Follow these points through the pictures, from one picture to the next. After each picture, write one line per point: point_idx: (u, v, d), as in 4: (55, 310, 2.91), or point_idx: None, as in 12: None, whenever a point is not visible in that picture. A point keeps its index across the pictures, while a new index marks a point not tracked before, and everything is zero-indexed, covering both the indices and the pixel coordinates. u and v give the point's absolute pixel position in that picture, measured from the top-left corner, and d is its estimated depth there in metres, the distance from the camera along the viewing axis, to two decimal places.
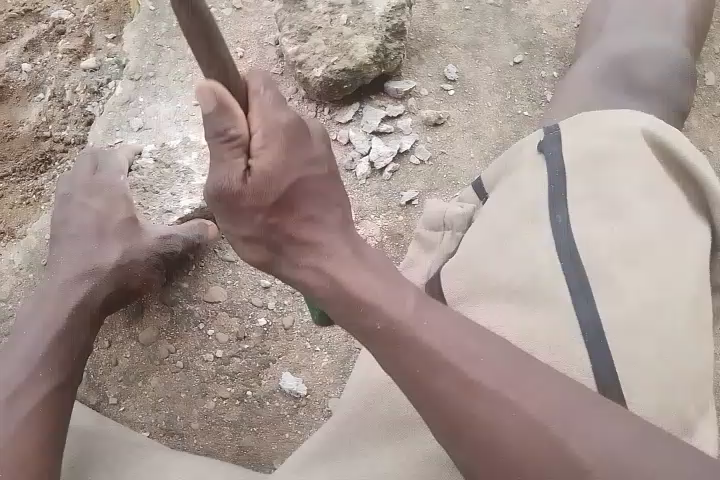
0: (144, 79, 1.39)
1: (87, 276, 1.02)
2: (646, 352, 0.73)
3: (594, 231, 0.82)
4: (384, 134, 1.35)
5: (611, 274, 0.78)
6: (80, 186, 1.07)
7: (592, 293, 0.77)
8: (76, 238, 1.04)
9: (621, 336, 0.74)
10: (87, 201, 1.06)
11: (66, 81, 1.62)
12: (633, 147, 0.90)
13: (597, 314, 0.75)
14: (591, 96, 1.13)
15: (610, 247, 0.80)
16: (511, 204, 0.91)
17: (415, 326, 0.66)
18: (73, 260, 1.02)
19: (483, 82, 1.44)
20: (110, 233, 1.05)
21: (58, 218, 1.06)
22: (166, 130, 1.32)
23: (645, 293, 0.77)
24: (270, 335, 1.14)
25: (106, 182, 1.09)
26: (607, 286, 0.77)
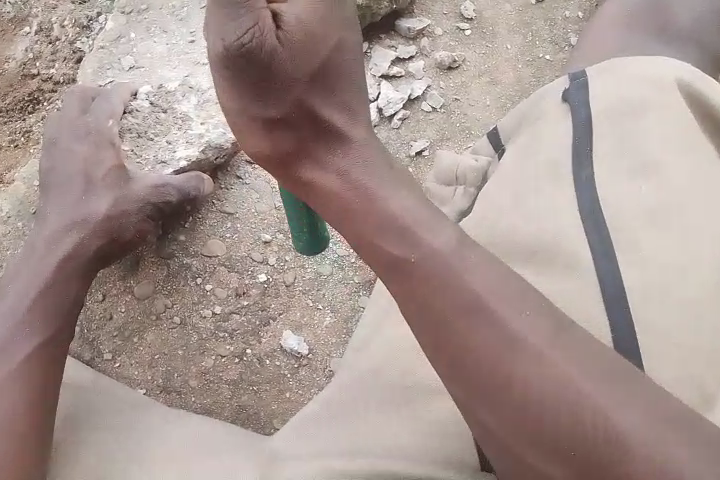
0: (137, 13, 1.28)
1: (75, 228, 0.95)
2: (670, 318, 0.66)
3: (620, 190, 0.74)
4: (394, 78, 1.25)
5: (635, 232, 0.71)
6: (66, 130, 1.00)
7: (613, 249, 0.70)
8: (64, 187, 0.98)
9: (644, 301, 0.67)
10: (73, 146, 0.99)
11: (54, 14, 1.51)
12: (669, 99, 0.81)
13: (616, 270, 0.69)
14: (623, 38, 1.02)
15: (636, 205, 0.73)
16: (530, 160, 0.83)
17: (450, 270, 0.65)
18: (61, 213, 0.96)
19: (502, 22, 1.32)
20: (99, 180, 0.98)
21: (45, 166, 0.99)
22: (160, 69, 1.23)
23: (680, 256, 0.69)
24: (271, 291, 1.10)
25: (92, 124, 1.01)
26: (631, 249, 0.70)
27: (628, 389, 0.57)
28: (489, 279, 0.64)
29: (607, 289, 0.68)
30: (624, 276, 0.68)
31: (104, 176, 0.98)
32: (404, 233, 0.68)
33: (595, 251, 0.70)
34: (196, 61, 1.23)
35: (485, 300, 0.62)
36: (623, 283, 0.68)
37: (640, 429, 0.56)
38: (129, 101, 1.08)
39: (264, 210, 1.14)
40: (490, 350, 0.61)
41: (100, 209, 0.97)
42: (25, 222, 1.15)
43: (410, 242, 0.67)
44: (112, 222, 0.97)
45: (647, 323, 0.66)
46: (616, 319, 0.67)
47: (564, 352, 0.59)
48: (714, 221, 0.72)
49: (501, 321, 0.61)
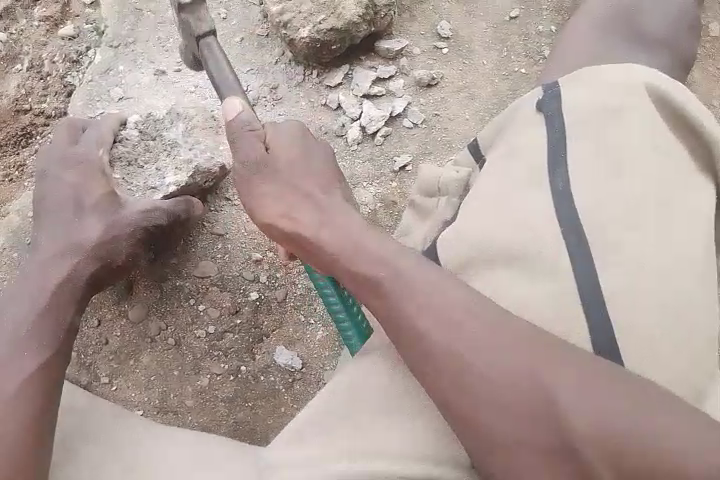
0: (124, 46, 1.33)
1: (67, 256, 0.97)
2: (648, 323, 0.70)
3: (596, 200, 0.77)
4: (376, 97, 1.29)
5: (612, 241, 0.74)
6: (57, 161, 1.03)
7: (592, 260, 0.73)
8: (56, 215, 1.00)
9: (622, 303, 0.71)
10: (63, 176, 1.02)
11: (44, 51, 1.56)
12: (638, 104, 0.84)
13: (596, 280, 0.72)
14: (594, 47, 1.07)
15: (611, 213, 0.76)
16: (507, 170, 0.86)
17: (411, 284, 0.72)
18: (53, 241, 0.98)
19: (478, 38, 1.37)
20: (89, 207, 1.00)
21: (37, 197, 1.02)
22: (147, 99, 1.26)
23: (658, 260, 0.73)
24: (263, 308, 1.12)
25: (82, 153, 1.03)
26: (610, 258, 0.73)
27: (578, 378, 0.62)
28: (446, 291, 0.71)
29: (580, 284, 0.72)
30: (603, 286, 0.71)
31: (95, 202, 1.00)
32: (377, 258, 0.76)
33: (568, 243, 0.75)
34: (184, 89, 1.27)
35: (442, 308, 0.69)
36: (599, 282, 0.72)
37: (587, 409, 0.61)
38: (118, 130, 1.11)
39: (254, 228, 1.15)
40: (447, 355, 0.68)
41: (92, 235, 0.98)
42: (20, 252, 1.18)
43: (371, 263, 0.76)
44: (104, 247, 0.99)
45: (624, 326, 0.70)
46: (595, 322, 0.70)
47: (512, 349, 0.65)
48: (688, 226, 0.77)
49: (461, 330, 0.68)
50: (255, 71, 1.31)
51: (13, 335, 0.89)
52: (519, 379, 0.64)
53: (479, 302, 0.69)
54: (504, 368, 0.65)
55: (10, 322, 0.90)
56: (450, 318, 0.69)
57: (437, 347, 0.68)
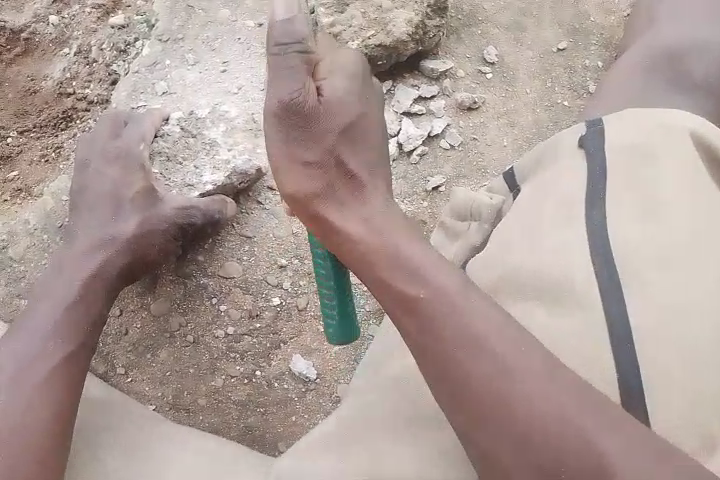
0: (173, 41, 1.34)
1: (101, 249, 0.98)
2: (674, 361, 0.68)
3: (632, 234, 0.76)
4: (416, 115, 1.29)
5: (644, 278, 0.72)
6: (97, 152, 1.04)
7: (622, 293, 0.72)
8: (94, 206, 1.01)
9: (650, 338, 0.69)
10: (104, 168, 1.03)
11: (93, 38, 1.59)
12: (679, 146, 0.84)
13: (625, 315, 0.70)
14: (643, 87, 1.05)
15: (646, 249, 0.74)
16: (544, 203, 0.85)
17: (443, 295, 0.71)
18: (89, 233, 0.99)
19: (523, 67, 1.37)
20: (128, 200, 1.01)
21: (76, 187, 1.03)
22: (191, 95, 1.28)
23: (692, 298, 0.71)
24: (284, 315, 1.12)
25: (124, 146, 1.04)
26: (641, 294, 0.71)
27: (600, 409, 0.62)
28: (475, 310, 0.69)
29: (612, 321, 0.70)
30: (632, 319, 0.70)
31: (134, 197, 1.02)
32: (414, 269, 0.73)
33: (600, 269, 0.74)
34: (226, 88, 1.28)
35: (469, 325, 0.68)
36: (628, 320, 0.70)
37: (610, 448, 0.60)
38: (159, 126, 1.12)
39: (282, 235, 1.16)
40: (472, 370, 0.66)
41: (126, 229, 0.99)
42: (51, 234, 1.19)
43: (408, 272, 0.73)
44: (139, 242, 1.00)
45: (649, 363, 0.68)
46: (623, 357, 0.69)
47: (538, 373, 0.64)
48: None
49: (496, 357, 0.66)
50: None
51: (43, 328, 0.90)
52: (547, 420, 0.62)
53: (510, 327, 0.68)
54: (529, 390, 0.64)
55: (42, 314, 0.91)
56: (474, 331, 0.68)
57: (464, 362, 0.67)
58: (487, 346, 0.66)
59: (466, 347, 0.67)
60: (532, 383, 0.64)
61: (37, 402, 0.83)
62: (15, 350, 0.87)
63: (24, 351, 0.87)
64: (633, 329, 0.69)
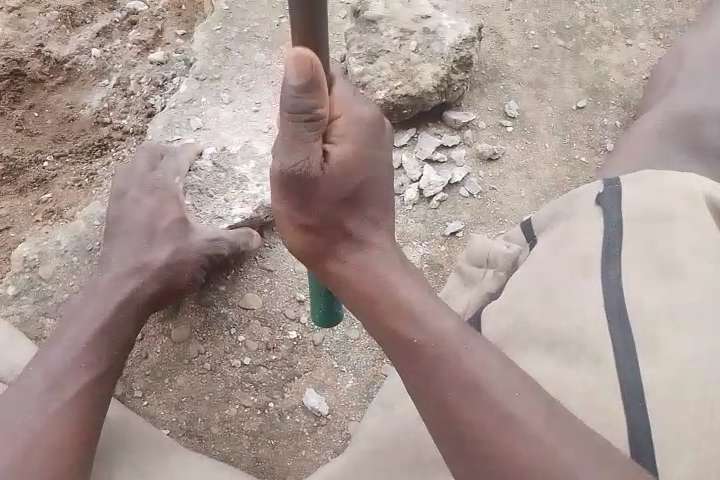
0: (210, 80, 1.42)
1: (135, 274, 1.01)
2: (687, 419, 0.69)
3: (646, 293, 0.79)
4: (437, 162, 1.34)
5: (658, 336, 0.75)
6: (135, 183, 1.09)
7: (636, 350, 0.74)
8: (129, 234, 1.05)
9: (662, 398, 0.70)
10: (141, 198, 1.08)
11: (132, 71, 1.67)
12: (695, 210, 0.86)
13: (638, 371, 0.72)
14: (658, 149, 1.10)
15: (659, 308, 0.77)
16: (559, 258, 0.88)
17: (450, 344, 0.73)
18: (124, 258, 1.02)
19: (543, 122, 1.42)
20: (160, 231, 1.05)
21: (113, 214, 1.07)
22: (223, 132, 1.34)
23: (705, 359, 0.73)
24: (299, 349, 1.14)
25: (160, 178, 1.11)
26: (654, 351, 0.74)
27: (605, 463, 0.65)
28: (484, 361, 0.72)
29: (625, 379, 0.72)
30: (644, 375, 0.72)
31: (167, 226, 1.06)
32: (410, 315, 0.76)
33: (612, 325, 0.77)
34: (257, 126, 1.34)
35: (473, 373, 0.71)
36: (640, 376, 0.72)
37: None
38: (194, 160, 1.19)
39: (302, 269, 1.19)
40: (476, 415, 0.69)
41: (158, 257, 1.03)
42: (80, 257, 1.23)
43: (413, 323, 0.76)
44: (169, 270, 1.04)
45: (662, 420, 0.69)
46: (635, 417, 0.70)
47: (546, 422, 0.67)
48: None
49: (505, 405, 0.69)
50: None
51: (76, 344, 0.92)
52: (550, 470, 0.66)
53: (518, 379, 0.71)
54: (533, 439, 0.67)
55: (75, 332, 0.94)
56: (477, 381, 0.70)
57: (471, 411, 0.69)
58: (477, 382, 0.70)
59: (462, 389, 0.71)
60: (522, 420, 0.68)
61: (66, 414, 0.84)
62: (47, 363, 0.89)
63: (56, 364, 0.89)
64: (645, 385, 0.71)
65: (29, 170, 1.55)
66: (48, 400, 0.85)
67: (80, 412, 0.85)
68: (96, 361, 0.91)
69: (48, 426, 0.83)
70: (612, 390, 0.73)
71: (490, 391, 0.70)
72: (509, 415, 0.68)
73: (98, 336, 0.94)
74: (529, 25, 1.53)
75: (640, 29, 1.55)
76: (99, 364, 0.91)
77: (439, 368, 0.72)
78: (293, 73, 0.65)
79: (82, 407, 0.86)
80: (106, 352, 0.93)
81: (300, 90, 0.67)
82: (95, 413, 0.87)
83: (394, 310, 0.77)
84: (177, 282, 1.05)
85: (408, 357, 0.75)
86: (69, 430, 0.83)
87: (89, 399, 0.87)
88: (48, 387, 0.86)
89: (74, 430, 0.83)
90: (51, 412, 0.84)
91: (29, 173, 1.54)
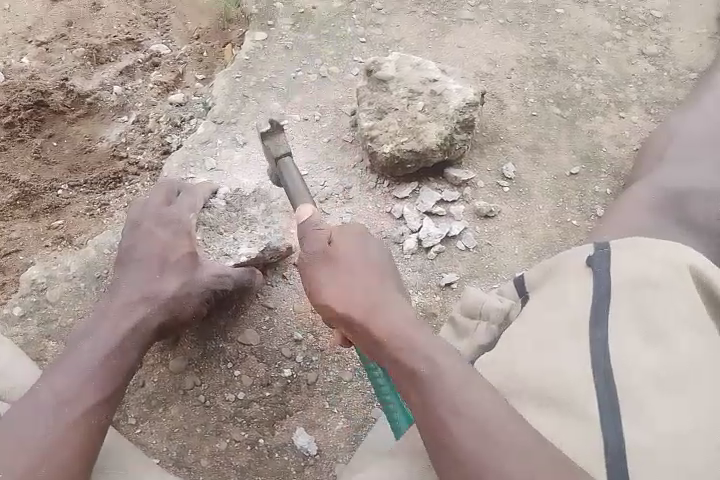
0: (226, 124, 1.50)
1: (144, 302, 1.05)
2: None
3: (632, 358, 0.83)
4: (436, 216, 1.41)
5: (641, 400, 0.80)
6: (151, 215, 1.14)
7: (620, 413, 0.79)
8: (141, 264, 1.09)
9: (641, 460, 0.75)
10: (156, 230, 1.12)
11: (152, 110, 1.76)
12: (681, 280, 0.92)
13: (621, 433, 0.77)
14: (646, 218, 1.17)
15: (643, 373, 0.82)
16: (552, 315, 0.93)
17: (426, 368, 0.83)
18: (135, 285, 1.07)
19: (538, 184, 1.50)
20: (171, 263, 1.10)
21: (127, 243, 1.11)
22: (235, 173, 1.41)
23: (685, 424, 0.77)
24: (293, 387, 1.17)
25: (176, 214, 1.15)
26: (638, 415, 0.79)
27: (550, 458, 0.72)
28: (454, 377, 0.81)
29: (608, 438, 0.77)
30: (627, 437, 0.77)
31: (178, 258, 1.11)
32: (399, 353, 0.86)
33: (599, 385, 0.81)
34: (267, 170, 1.41)
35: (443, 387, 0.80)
36: (623, 439, 0.77)
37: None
38: (207, 198, 1.24)
39: (301, 309, 1.23)
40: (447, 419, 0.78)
41: (168, 288, 1.08)
42: (87, 283, 1.28)
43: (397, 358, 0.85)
44: (176, 300, 1.08)
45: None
46: (616, 474, 0.75)
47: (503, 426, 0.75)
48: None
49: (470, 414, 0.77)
50: (334, 169, 1.46)
51: (83, 366, 0.95)
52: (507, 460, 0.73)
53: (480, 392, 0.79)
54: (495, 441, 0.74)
55: (83, 355, 0.96)
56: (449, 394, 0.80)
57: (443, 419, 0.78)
58: (471, 415, 0.77)
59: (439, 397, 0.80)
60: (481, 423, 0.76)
61: (71, 434, 0.86)
62: (60, 376, 0.92)
63: (64, 384, 0.91)
64: (627, 447, 0.76)
65: (43, 196, 1.60)
66: (55, 419, 0.87)
67: (89, 428, 0.88)
68: (105, 380, 0.95)
69: (59, 437, 0.86)
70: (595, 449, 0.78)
71: (480, 422, 0.76)
72: (475, 420, 0.77)
73: (106, 362, 0.96)
74: (529, 93, 1.64)
75: (632, 104, 1.65)
76: (104, 389, 0.94)
77: (438, 402, 0.80)
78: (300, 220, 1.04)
79: (91, 422, 0.89)
80: (112, 377, 0.96)
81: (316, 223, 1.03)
82: (98, 437, 0.89)
83: (406, 353, 0.85)
84: (183, 312, 1.10)
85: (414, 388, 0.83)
86: (79, 443, 0.86)
87: (97, 417, 0.90)
88: (52, 405, 0.88)
89: (82, 445, 0.86)
90: (57, 431, 0.86)
91: (43, 199, 1.60)
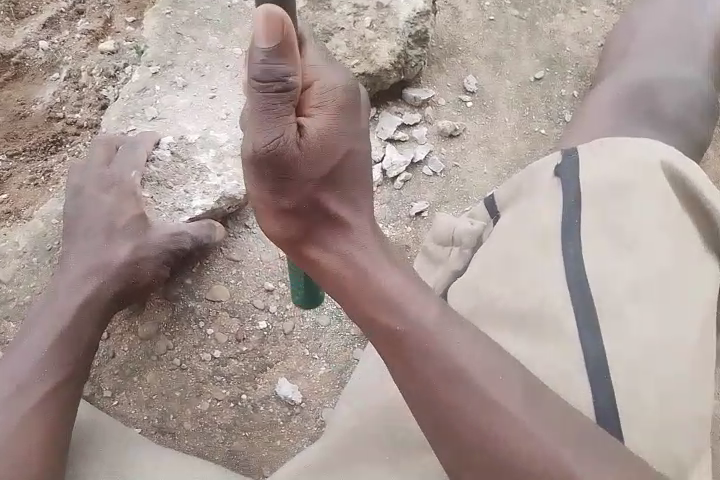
0: (163, 69, 1.38)
1: (94, 274, 1.02)
2: (647, 395, 0.72)
3: (608, 271, 0.80)
4: (399, 142, 1.34)
5: (619, 315, 0.76)
6: (93, 179, 1.09)
7: (599, 328, 0.75)
8: (87, 234, 1.05)
9: (623, 376, 0.73)
10: (99, 195, 1.07)
11: (83, 63, 1.61)
12: (652, 183, 0.87)
13: (602, 349, 0.74)
14: (616, 115, 1.11)
15: (619, 286, 0.78)
16: (522, 233, 0.88)
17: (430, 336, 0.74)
18: (86, 256, 1.03)
19: (502, 96, 1.42)
20: (119, 231, 1.06)
21: (71, 212, 1.07)
22: (179, 122, 1.31)
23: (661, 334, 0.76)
24: (270, 338, 1.14)
25: (117, 174, 1.09)
26: (617, 330, 0.75)
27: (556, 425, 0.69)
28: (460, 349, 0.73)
29: (588, 355, 0.74)
30: (607, 352, 0.74)
31: (126, 224, 1.06)
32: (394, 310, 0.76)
33: (576, 305, 0.77)
34: (214, 114, 1.32)
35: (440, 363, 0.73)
36: (604, 353, 0.74)
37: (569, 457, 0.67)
38: (151, 150, 1.15)
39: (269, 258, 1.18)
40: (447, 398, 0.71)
41: (119, 256, 1.04)
42: (40, 257, 1.20)
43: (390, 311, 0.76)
44: (131, 267, 1.04)
45: (625, 398, 0.72)
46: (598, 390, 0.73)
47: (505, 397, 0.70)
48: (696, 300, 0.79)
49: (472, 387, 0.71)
50: None
51: (37, 347, 0.95)
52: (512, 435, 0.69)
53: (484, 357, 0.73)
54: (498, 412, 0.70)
55: (37, 337, 0.96)
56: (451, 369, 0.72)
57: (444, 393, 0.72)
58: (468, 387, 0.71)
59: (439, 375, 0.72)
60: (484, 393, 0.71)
61: (33, 417, 0.88)
62: (5, 375, 0.91)
63: (18, 369, 0.92)
64: (608, 362, 0.73)
65: None
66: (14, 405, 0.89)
67: (46, 417, 0.89)
68: (55, 367, 0.94)
69: (16, 435, 0.87)
70: (576, 369, 0.74)
71: (524, 421, 0.69)
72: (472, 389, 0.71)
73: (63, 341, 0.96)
74: None
75: None
76: (63, 369, 0.94)
77: (466, 391, 0.71)
78: (262, 32, 0.62)
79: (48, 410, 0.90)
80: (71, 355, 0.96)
81: (270, 57, 0.63)
82: (63, 417, 0.90)
83: (438, 338, 0.74)
84: (140, 279, 1.05)
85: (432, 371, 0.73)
86: (39, 434, 0.87)
87: (54, 405, 0.91)
88: (9, 392, 0.90)
89: (41, 436, 0.87)
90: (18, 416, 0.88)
91: None
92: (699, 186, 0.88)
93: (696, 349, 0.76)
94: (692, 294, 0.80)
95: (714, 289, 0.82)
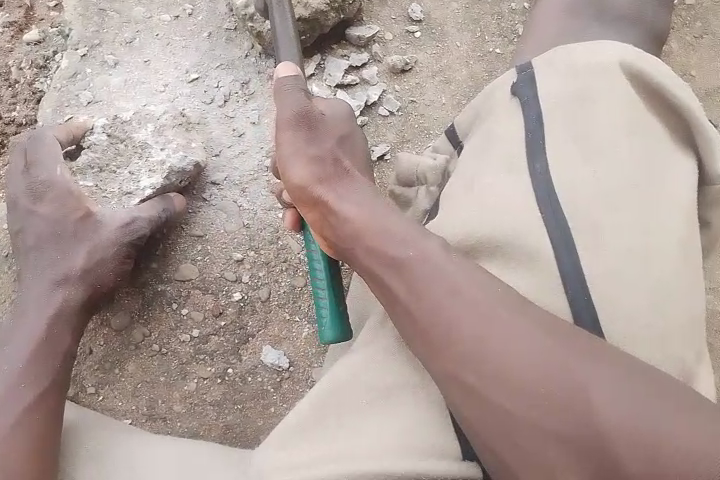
0: (90, 49, 1.28)
1: (60, 285, 1.00)
2: (636, 309, 0.69)
3: (578, 187, 0.75)
4: (350, 86, 1.27)
5: (596, 230, 0.72)
6: (25, 189, 1.04)
7: (575, 243, 0.71)
8: (39, 244, 1.03)
9: (604, 293, 0.69)
10: (34, 207, 1.03)
11: (10, 58, 1.46)
12: (616, 86, 0.81)
13: (579, 266, 0.71)
14: (565, 23, 1.04)
15: (592, 201, 0.74)
16: (486, 156, 0.84)
17: (427, 274, 0.71)
18: (41, 266, 1.02)
19: (450, 20, 1.34)
20: (70, 233, 1.03)
21: (17, 225, 1.04)
22: (117, 102, 1.24)
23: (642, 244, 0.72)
24: (248, 309, 1.11)
25: (45, 178, 1.03)
26: (593, 245, 0.71)
27: (593, 363, 0.63)
28: (468, 284, 0.69)
29: (564, 274, 0.71)
30: (585, 270, 0.70)
31: (73, 228, 1.03)
32: (395, 245, 0.74)
33: (544, 208, 0.74)
34: (152, 88, 1.24)
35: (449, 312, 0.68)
36: (581, 269, 0.70)
37: (616, 409, 0.60)
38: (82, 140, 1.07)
39: (233, 228, 1.14)
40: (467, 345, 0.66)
41: (76, 263, 1.01)
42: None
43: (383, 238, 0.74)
44: (90, 274, 1.02)
45: (607, 316, 0.69)
46: (582, 312, 0.70)
47: (534, 343, 0.64)
48: (674, 204, 0.76)
49: (490, 330, 0.66)
50: (225, 68, 1.25)
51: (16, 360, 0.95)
52: (549, 385, 0.63)
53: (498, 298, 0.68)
54: (525, 355, 0.64)
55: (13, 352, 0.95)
56: (470, 312, 0.67)
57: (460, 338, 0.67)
58: (484, 331, 0.66)
59: (448, 312, 0.68)
60: (505, 333, 0.65)
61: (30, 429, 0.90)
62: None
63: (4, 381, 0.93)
64: (588, 280, 0.70)
65: None
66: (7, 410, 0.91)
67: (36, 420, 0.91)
68: (37, 366, 0.95)
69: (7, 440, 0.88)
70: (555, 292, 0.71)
71: (572, 378, 0.62)
72: (490, 334, 0.66)
73: (38, 350, 0.96)
74: None
75: None
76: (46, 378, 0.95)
77: (497, 350, 0.65)
78: None
79: (37, 411, 0.91)
80: (48, 363, 0.96)
81: None
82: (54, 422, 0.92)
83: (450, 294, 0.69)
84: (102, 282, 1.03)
85: (485, 391, 0.65)
86: (31, 438, 0.89)
87: (39, 412, 0.91)
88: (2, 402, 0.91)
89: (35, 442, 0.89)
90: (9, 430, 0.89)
91: None
92: (668, 87, 0.82)
93: (680, 258, 0.73)
94: (671, 199, 0.76)
95: (691, 191, 0.78)
